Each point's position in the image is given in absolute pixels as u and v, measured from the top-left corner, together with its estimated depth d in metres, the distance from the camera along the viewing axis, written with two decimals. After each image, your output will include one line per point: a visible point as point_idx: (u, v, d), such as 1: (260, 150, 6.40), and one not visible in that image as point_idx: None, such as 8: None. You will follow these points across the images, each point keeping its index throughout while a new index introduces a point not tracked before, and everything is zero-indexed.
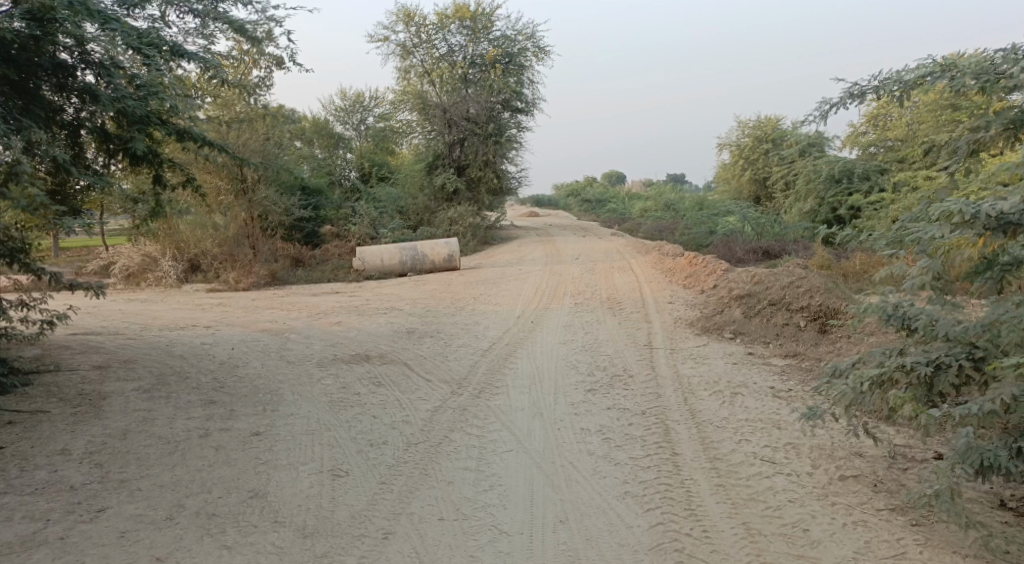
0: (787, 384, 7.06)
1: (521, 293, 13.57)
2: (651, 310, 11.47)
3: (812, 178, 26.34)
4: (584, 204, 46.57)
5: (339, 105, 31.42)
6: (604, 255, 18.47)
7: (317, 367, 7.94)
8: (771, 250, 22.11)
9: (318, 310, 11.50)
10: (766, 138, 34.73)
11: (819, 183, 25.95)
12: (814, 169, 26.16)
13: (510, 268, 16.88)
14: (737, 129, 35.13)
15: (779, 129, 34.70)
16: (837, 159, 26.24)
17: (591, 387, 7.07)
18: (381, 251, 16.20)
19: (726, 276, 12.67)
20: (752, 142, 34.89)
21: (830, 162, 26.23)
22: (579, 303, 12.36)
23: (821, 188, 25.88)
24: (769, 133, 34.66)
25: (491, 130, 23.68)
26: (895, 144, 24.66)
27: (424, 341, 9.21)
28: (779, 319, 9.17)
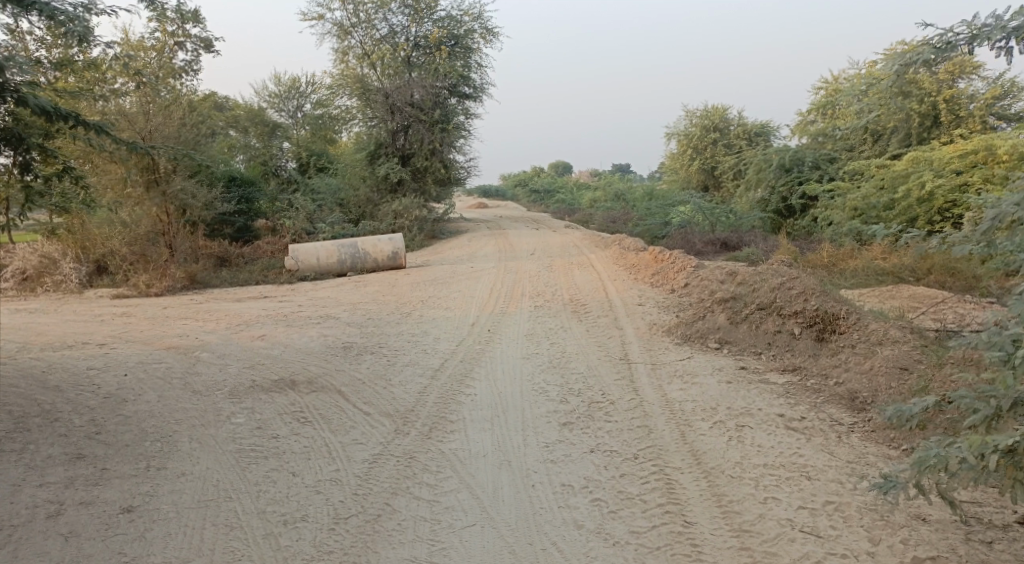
0: (798, 410, 5.91)
1: (473, 294, 12.24)
2: (619, 314, 10.28)
3: (763, 168, 25.64)
4: (531, 195, 45.38)
5: (273, 91, 29.49)
6: (560, 250, 17.25)
7: (227, 398, 6.51)
8: (730, 241, 21.22)
9: (241, 319, 10.00)
10: (713, 126, 33.94)
11: (770, 173, 25.17)
12: (766, 159, 25.49)
13: (460, 265, 15.52)
14: (685, 117, 34.24)
15: (726, 118, 33.93)
16: (787, 148, 25.58)
17: (566, 419, 5.80)
18: (316, 248, 14.62)
19: (699, 274, 11.61)
20: (699, 131, 34.05)
21: (783, 150, 25.55)
22: (538, 306, 11.11)
23: (772, 177, 25.11)
24: (717, 121, 33.91)
25: (437, 116, 22.16)
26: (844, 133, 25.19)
27: (364, 358, 7.83)
28: (769, 326, 8.02)
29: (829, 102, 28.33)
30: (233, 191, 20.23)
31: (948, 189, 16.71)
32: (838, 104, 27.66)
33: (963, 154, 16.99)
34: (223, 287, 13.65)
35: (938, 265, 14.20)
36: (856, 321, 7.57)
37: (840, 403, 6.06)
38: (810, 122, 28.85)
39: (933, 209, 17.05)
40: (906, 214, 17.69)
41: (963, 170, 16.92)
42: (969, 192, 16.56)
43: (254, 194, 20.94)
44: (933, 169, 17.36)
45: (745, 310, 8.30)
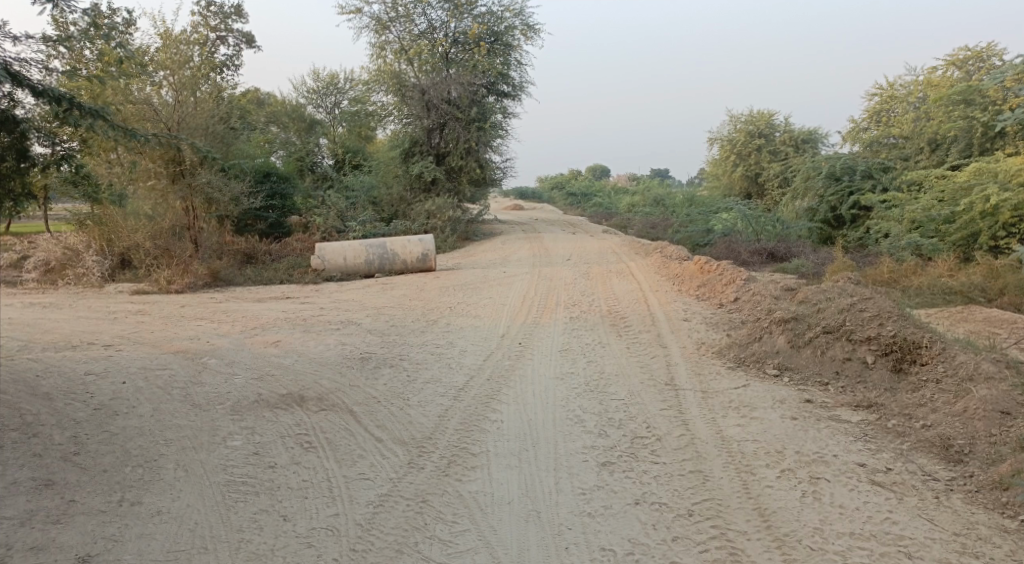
0: (880, 460, 5.04)
1: (506, 302, 11.49)
2: (664, 329, 9.42)
3: (811, 176, 24.48)
4: (568, 197, 44.47)
5: (310, 85, 29.01)
6: (598, 256, 16.41)
7: (227, 414, 5.84)
8: (777, 252, 20.15)
9: (258, 322, 9.39)
10: (758, 132, 32.71)
11: (819, 182, 23.92)
12: (815, 167, 24.38)
13: (493, 270, 14.80)
14: (728, 122, 33.04)
15: (772, 124, 32.69)
16: (837, 156, 24.41)
17: (606, 458, 5.03)
18: (344, 248, 14.01)
19: (751, 289, 10.71)
20: (743, 136, 32.83)
21: (834, 158, 24.35)
22: (573, 317, 10.31)
23: (820, 185, 23.86)
24: (763, 127, 32.69)
25: (474, 114, 21.43)
26: (901, 142, 24.42)
27: (382, 372, 7.14)
28: (836, 352, 7.13)
29: (884, 108, 26.97)
30: (264, 186, 19.77)
31: (1014, 203, 15.54)
32: (894, 111, 26.34)
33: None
34: (245, 285, 13.10)
35: (1010, 287, 13.05)
36: (940, 352, 6.65)
37: (931, 452, 5.16)
38: (863, 129, 27.55)
39: (997, 225, 15.87)
40: (966, 229, 16.53)
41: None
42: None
43: (286, 189, 20.48)
44: (999, 181, 16.35)
45: (809, 332, 7.40)
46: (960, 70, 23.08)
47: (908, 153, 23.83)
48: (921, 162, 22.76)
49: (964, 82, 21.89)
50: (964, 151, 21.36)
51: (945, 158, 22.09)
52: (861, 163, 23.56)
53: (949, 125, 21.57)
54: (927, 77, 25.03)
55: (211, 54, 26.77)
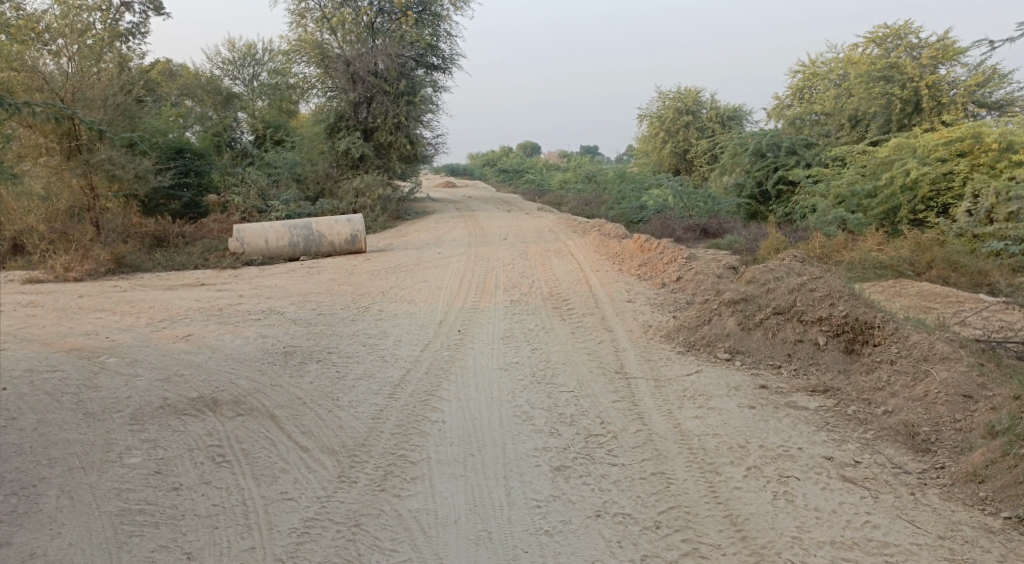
0: (846, 452, 4.71)
1: (441, 285, 10.94)
2: (608, 312, 9.05)
3: (738, 153, 24.57)
4: (499, 175, 43.86)
5: (226, 57, 27.63)
6: (534, 235, 15.96)
7: (126, 425, 5.27)
8: (710, 228, 20.14)
9: (168, 314, 8.58)
10: (686, 109, 32.76)
11: (745, 158, 23.99)
12: (742, 143, 24.44)
13: (425, 251, 14.17)
14: (656, 99, 32.94)
15: (699, 100, 32.75)
16: (764, 132, 24.54)
17: (560, 459, 4.63)
18: (265, 229, 13.13)
19: (693, 268, 10.48)
20: (671, 113, 32.80)
21: (760, 134, 24.48)
22: (512, 301, 9.83)
23: (746, 162, 23.91)
24: (690, 104, 32.72)
25: (403, 88, 20.58)
26: (823, 119, 24.73)
27: (308, 368, 6.52)
28: (787, 333, 6.84)
29: (807, 85, 27.29)
30: (178, 163, 18.56)
31: (933, 177, 15.84)
32: (816, 88, 26.68)
33: (948, 142, 16.39)
34: (156, 271, 12.12)
35: (938, 260, 13.16)
36: (893, 332, 6.40)
37: (897, 441, 4.88)
38: (787, 106, 27.87)
39: (917, 199, 16.12)
40: (888, 203, 16.71)
41: (948, 158, 16.24)
42: (955, 180, 15.77)
43: (204, 167, 19.30)
44: (917, 156, 16.71)
45: (760, 313, 7.09)
46: (879, 47, 23.46)
47: (830, 129, 24.24)
48: (843, 138, 23.10)
49: (883, 59, 22.30)
50: (884, 127, 21.78)
51: (865, 134, 22.49)
52: (785, 139, 23.73)
53: (870, 102, 21.97)
54: (848, 54, 25.41)
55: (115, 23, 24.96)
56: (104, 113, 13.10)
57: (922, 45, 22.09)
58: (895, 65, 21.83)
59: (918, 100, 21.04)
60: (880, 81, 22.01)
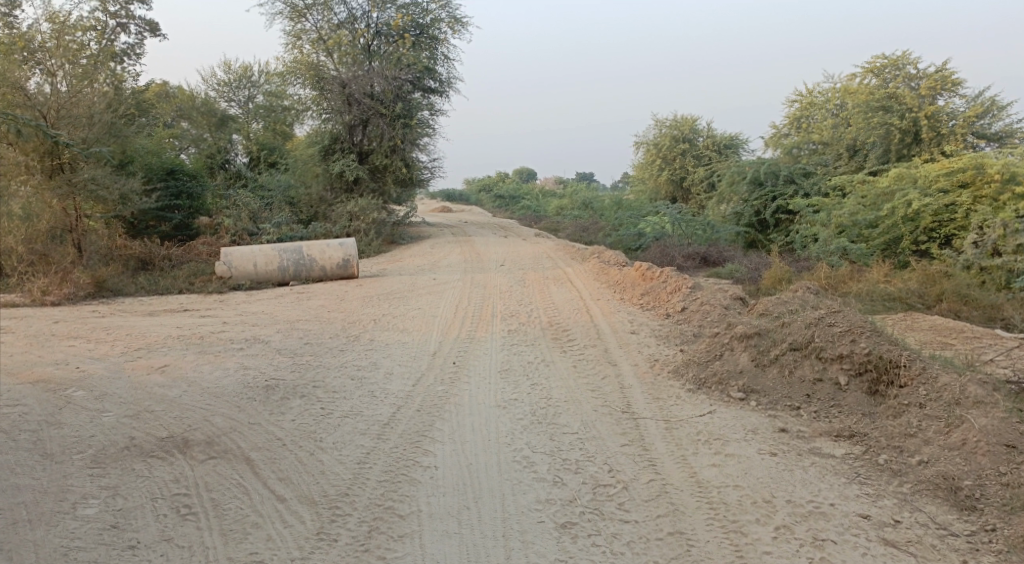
0: (883, 509, 4.28)
1: (436, 314, 10.50)
2: (611, 344, 8.61)
3: (736, 181, 24.28)
4: (495, 201, 43.56)
5: (221, 78, 27.41)
6: (532, 262, 15.56)
7: (85, 468, 4.78)
8: (710, 257, 19.77)
9: (145, 343, 8.10)
10: (682, 136, 32.56)
11: (742, 186, 23.70)
12: (740, 171, 24.16)
13: (420, 276, 13.74)
14: (653, 126, 32.75)
15: (696, 128, 32.58)
16: (762, 160, 24.29)
17: (565, 516, 4.19)
18: (254, 253, 12.68)
19: (698, 298, 10.06)
20: (668, 140, 32.59)
21: (757, 162, 24.22)
22: (510, 332, 9.38)
23: (744, 190, 23.62)
24: (687, 131, 32.54)
25: (399, 110, 20.29)
26: (821, 148, 24.50)
27: (291, 404, 6.04)
28: (805, 371, 6.40)
29: (804, 114, 27.14)
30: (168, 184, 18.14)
31: (934, 208, 15.53)
32: (813, 117, 26.51)
33: (949, 172, 16.05)
34: (137, 296, 11.65)
35: (947, 292, 12.77)
36: (921, 373, 5.96)
37: (937, 496, 4.45)
38: (784, 134, 27.66)
39: (919, 229, 15.81)
40: (889, 233, 16.35)
41: (950, 189, 15.90)
42: (957, 212, 15.40)
43: (195, 189, 18.89)
44: (919, 187, 16.34)
45: (776, 348, 6.63)
46: (877, 76, 23.32)
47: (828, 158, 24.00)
48: (842, 167, 22.86)
49: (881, 89, 22.17)
50: (883, 157, 21.55)
51: (864, 163, 22.25)
52: (783, 168, 23.44)
53: (868, 131, 21.75)
54: (845, 84, 25.28)
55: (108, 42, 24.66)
56: (91, 132, 12.73)
57: (920, 75, 21.99)
58: (894, 95, 21.68)
59: (917, 130, 20.87)
60: (879, 110, 21.81)
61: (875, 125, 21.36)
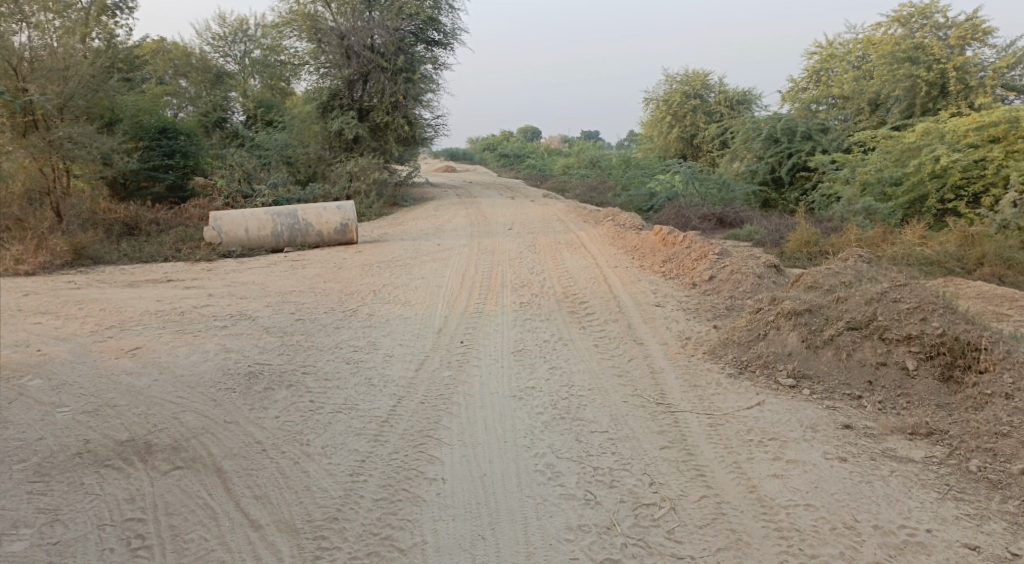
0: (992, 537, 3.60)
1: (442, 283, 9.71)
2: (635, 319, 7.79)
3: (751, 138, 23.16)
4: (500, 160, 42.43)
5: (217, 32, 26.29)
6: (542, 225, 14.70)
7: (26, 481, 4.11)
8: (726, 217, 18.83)
9: (120, 320, 7.33)
10: (694, 92, 31.27)
11: (756, 143, 22.59)
12: (755, 128, 23.03)
13: (423, 242, 12.90)
14: (662, 81, 31.47)
15: (707, 83, 31.28)
16: (777, 116, 23.13)
17: (599, 554, 3.51)
18: (245, 217, 11.85)
19: (727, 266, 9.23)
20: (678, 96, 31.32)
21: (773, 118, 23.03)
22: (522, 306, 8.56)
23: (759, 147, 22.53)
24: (698, 86, 31.25)
25: (401, 64, 19.21)
26: (840, 102, 23.30)
27: (276, 395, 5.28)
28: (865, 354, 5.59)
29: (822, 67, 25.75)
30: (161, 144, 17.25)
31: (964, 165, 14.54)
32: (832, 70, 25.22)
33: (980, 127, 15.14)
34: (120, 264, 10.89)
35: (988, 255, 11.87)
36: (1004, 358, 5.15)
37: None
38: (802, 89, 26.39)
39: (946, 187, 14.86)
40: (914, 191, 15.32)
41: (979, 144, 15.05)
42: (987, 167, 14.52)
43: (190, 148, 17.98)
44: (945, 142, 15.40)
45: (831, 327, 5.80)
46: (902, 26, 22.03)
47: (848, 113, 22.83)
48: (863, 123, 21.76)
49: (907, 39, 20.99)
50: (907, 111, 20.41)
51: (887, 118, 21.14)
52: (800, 124, 22.29)
53: (892, 84, 20.52)
54: (868, 34, 23.98)
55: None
56: (68, 85, 11.57)
57: (950, 24, 20.75)
58: (921, 45, 20.50)
59: (944, 82, 19.74)
60: (903, 62, 20.62)
61: (901, 78, 20.18)
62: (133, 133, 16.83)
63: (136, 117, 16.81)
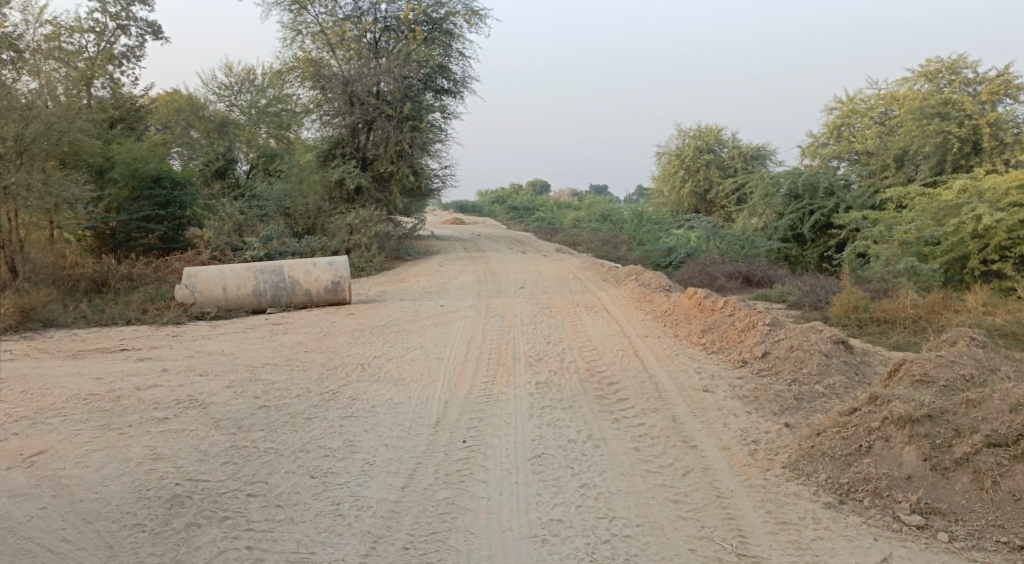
0: None
1: (444, 356, 8.24)
2: (682, 411, 6.26)
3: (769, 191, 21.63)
4: (508, 213, 41.26)
5: (222, 81, 25.66)
6: (558, 283, 13.26)
7: None
8: (755, 276, 17.33)
9: (36, 407, 5.90)
10: (707, 147, 30.09)
11: (776, 198, 21.08)
12: (773, 181, 21.52)
13: (423, 302, 11.46)
14: (674, 135, 30.34)
15: (721, 138, 30.16)
16: (797, 169, 21.59)
17: None
18: (224, 273, 10.46)
19: (785, 341, 7.72)
20: (691, 151, 30.15)
21: (793, 173, 21.56)
22: (540, 389, 7.02)
23: (778, 203, 21.05)
24: (712, 141, 30.08)
25: (407, 111, 18.04)
26: (863, 157, 21.92)
27: (202, 544, 3.87)
28: (1018, 484, 4.11)
29: (843, 122, 24.41)
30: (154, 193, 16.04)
31: (1009, 225, 13.02)
32: (853, 125, 23.70)
33: (1023, 185, 13.82)
34: (74, 328, 9.51)
35: None
36: None
37: None
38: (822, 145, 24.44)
39: (989, 248, 13.31)
40: (953, 251, 13.75)
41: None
42: None
43: (186, 199, 16.79)
44: (985, 201, 14.00)
45: (964, 443, 4.32)
46: (929, 82, 20.82)
47: (873, 169, 21.34)
48: (889, 180, 20.35)
49: (935, 95, 19.73)
50: (936, 169, 19.02)
51: (915, 176, 19.76)
52: (823, 179, 20.62)
53: (920, 140, 19.19)
54: (890, 90, 22.76)
55: (105, 43, 22.58)
56: (28, 128, 10.37)
57: (980, 80, 19.51)
58: (951, 101, 19.22)
59: (978, 139, 18.41)
60: (933, 116, 19.28)
61: (931, 134, 18.82)
62: (124, 183, 15.64)
63: (131, 163, 15.67)
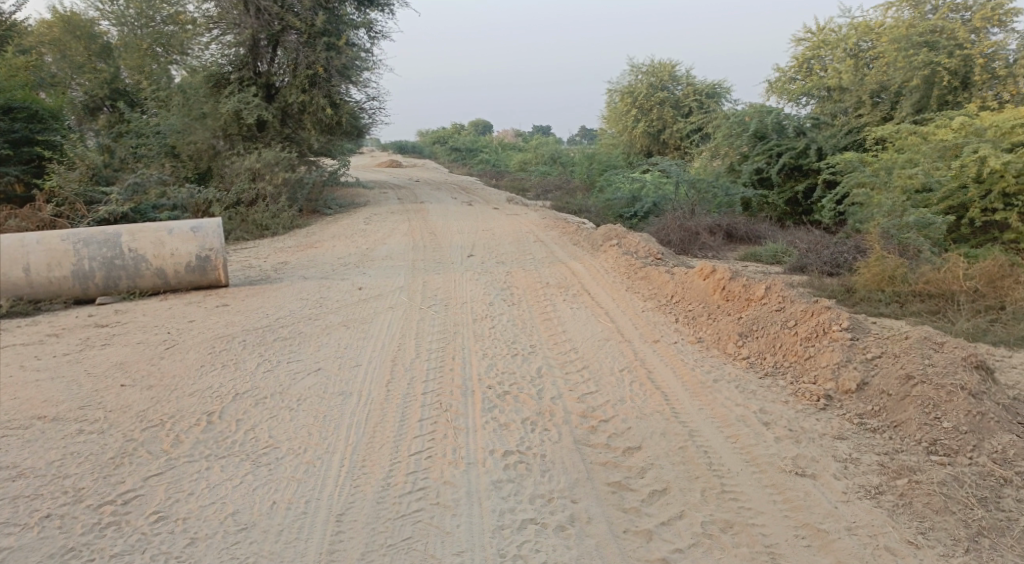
0: None
1: (346, 389, 5.12)
2: (782, 533, 3.53)
3: (729, 131, 17.73)
4: (450, 154, 37.72)
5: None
6: (517, 248, 10.17)
7: None
8: (738, 231, 14.53)
9: None
10: (660, 85, 26.85)
11: (740, 139, 17.32)
12: (736, 120, 17.60)
13: (332, 281, 8.23)
14: (625, 69, 26.80)
15: (676, 75, 26.84)
16: (765, 105, 17.65)
17: None
18: (25, 248, 7.05)
19: (899, 367, 4.84)
20: (644, 88, 26.81)
21: (760, 111, 17.50)
22: (511, 472, 4.00)
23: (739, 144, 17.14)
24: (667, 77, 26.81)
25: (320, 26, 14.38)
26: (833, 94, 17.59)
27: None
28: None
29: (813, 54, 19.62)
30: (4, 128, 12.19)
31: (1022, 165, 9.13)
32: (823, 58, 19.24)
33: None
34: None
35: None
36: None
37: None
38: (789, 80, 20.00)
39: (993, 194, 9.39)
40: (953, 198, 9.94)
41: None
42: None
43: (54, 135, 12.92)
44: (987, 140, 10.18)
45: None
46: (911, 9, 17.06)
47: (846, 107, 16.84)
48: (863, 119, 16.17)
49: (918, 22, 15.95)
50: (917, 106, 15.08)
51: (893, 115, 15.69)
52: (790, 118, 17.12)
53: (904, 73, 15.22)
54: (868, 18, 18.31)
55: None
56: None
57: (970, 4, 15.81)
58: (939, 28, 15.43)
59: (968, 72, 14.78)
60: (917, 47, 15.29)
61: (917, 65, 14.92)
62: None
63: None
